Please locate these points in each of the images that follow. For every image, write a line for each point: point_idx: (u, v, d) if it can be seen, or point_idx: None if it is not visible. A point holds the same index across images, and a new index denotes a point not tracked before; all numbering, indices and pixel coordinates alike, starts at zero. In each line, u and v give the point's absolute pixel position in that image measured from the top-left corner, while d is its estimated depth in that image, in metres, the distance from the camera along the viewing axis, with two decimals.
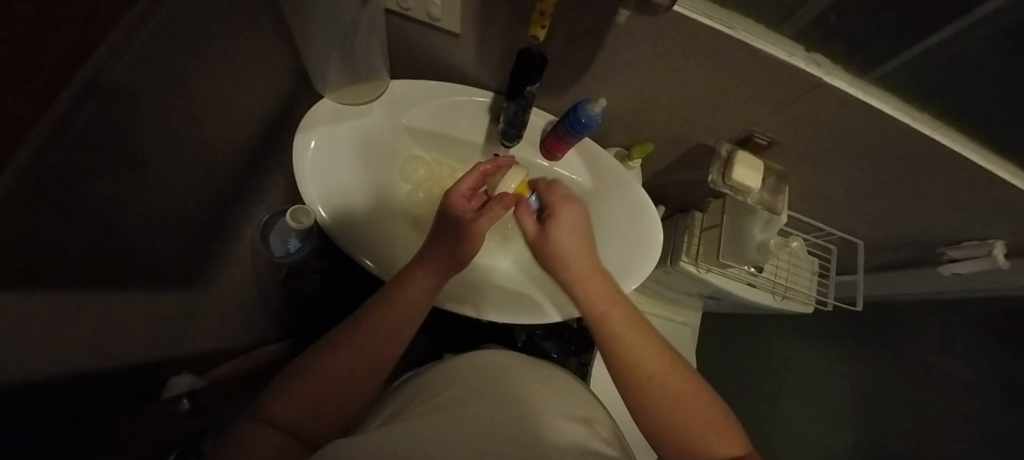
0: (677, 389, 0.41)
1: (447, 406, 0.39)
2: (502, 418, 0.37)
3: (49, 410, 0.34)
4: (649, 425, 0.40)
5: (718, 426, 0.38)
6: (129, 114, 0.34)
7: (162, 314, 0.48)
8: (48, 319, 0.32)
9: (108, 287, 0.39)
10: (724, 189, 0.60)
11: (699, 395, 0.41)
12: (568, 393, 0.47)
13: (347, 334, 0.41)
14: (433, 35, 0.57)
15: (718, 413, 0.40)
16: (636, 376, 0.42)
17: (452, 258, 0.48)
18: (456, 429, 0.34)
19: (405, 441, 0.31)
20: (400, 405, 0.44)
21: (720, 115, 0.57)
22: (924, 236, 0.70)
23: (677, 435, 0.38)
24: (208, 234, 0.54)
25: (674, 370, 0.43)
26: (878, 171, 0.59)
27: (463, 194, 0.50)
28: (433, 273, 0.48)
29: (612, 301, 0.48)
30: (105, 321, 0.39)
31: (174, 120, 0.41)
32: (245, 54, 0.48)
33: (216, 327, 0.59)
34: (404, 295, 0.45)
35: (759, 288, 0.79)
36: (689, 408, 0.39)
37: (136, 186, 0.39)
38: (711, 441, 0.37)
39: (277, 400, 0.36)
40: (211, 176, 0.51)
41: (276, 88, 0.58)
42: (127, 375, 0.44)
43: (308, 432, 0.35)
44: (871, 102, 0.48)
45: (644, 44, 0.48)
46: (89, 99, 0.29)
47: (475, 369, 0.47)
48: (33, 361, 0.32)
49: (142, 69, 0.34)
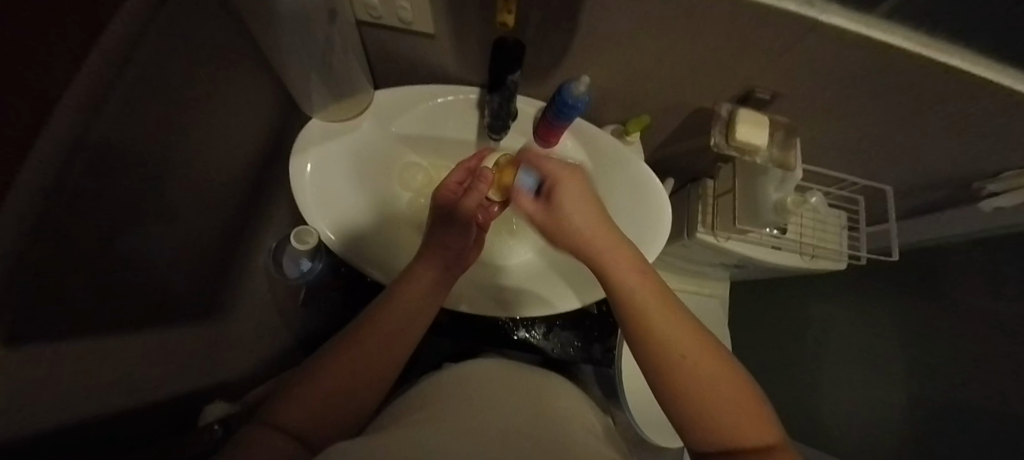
0: (707, 373, 0.37)
1: (449, 416, 0.38)
2: (505, 426, 0.36)
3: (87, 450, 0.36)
4: (679, 412, 0.37)
5: (750, 411, 0.36)
6: (117, 170, 0.35)
7: (189, 345, 0.51)
8: (82, 363, 0.35)
9: (128, 329, 0.41)
10: (730, 151, 0.55)
11: (732, 379, 0.38)
12: (558, 397, 0.48)
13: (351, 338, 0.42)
14: (410, 39, 0.57)
15: (750, 396, 0.37)
16: (664, 355, 0.39)
17: (447, 246, 0.49)
18: (480, 439, 0.33)
19: (414, 446, 0.30)
20: (400, 412, 0.44)
21: (713, 75, 0.54)
22: (957, 175, 0.65)
23: (707, 422, 0.36)
24: (222, 265, 0.57)
25: (705, 351, 0.39)
26: (894, 111, 0.55)
27: (451, 188, 0.53)
28: (435, 265, 0.49)
29: (632, 274, 0.44)
30: (129, 361, 0.41)
31: (168, 161, 0.42)
32: (228, 87, 0.50)
33: (240, 354, 0.62)
34: (404, 294, 0.46)
35: (783, 250, 0.76)
36: (721, 394, 0.36)
37: (135, 233, 0.39)
38: (741, 424, 0.35)
39: (283, 406, 0.36)
40: (215, 209, 0.53)
41: (266, 117, 0.60)
42: (162, 411, 0.47)
43: (308, 433, 0.35)
44: (874, 35, 0.43)
45: (620, 13, 0.46)
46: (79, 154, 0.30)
47: (478, 380, 0.47)
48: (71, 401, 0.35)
49: (127, 114, 0.35)
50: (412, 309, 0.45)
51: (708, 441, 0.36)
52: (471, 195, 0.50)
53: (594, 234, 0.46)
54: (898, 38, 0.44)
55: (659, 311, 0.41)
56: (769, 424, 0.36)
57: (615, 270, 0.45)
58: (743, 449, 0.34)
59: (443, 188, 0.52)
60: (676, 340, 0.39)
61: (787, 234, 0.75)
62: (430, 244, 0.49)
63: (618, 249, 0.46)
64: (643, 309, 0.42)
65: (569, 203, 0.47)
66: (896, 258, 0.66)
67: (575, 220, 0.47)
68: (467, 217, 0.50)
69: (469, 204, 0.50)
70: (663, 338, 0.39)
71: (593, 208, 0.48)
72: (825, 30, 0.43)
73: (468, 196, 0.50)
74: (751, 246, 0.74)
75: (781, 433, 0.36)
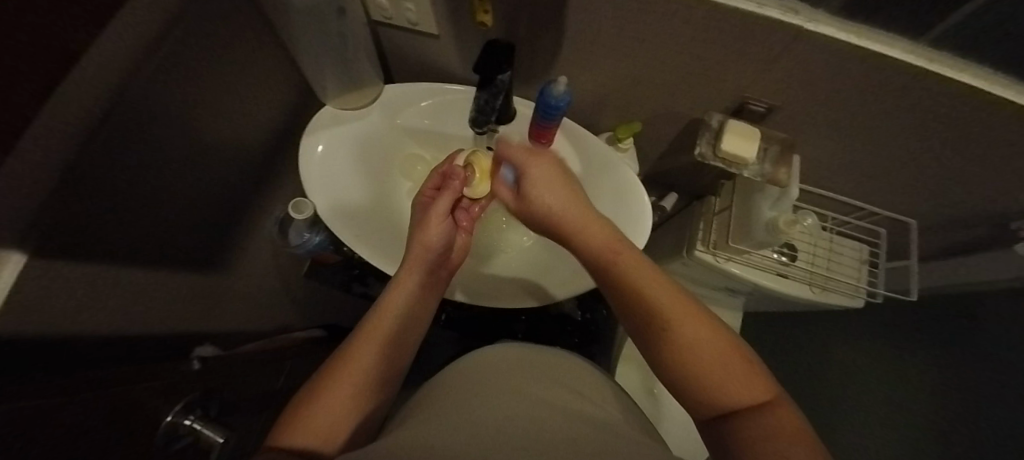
0: (692, 333, 0.36)
1: (440, 410, 0.38)
2: (493, 416, 0.35)
3: (82, 357, 0.42)
4: (676, 381, 0.37)
5: (739, 369, 0.34)
6: (141, 123, 0.43)
7: (184, 289, 0.58)
8: (85, 283, 0.43)
9: (129, 262, 0.48)
10: (714, 162, 0.56)
11: (720, 337, 0.36)
12: (572, 382, 0.48)
13: (343, 352, 0.43)
14: (416, 39, 0.62)
15: (739, 352, 0.36)
16: (651, 324, 0.38)
17: (430, 246, 0.49)
18: (451, 430, 0.32)
19: (396, 442, 0.30)
20: (415, 405, 0.45)
21: (704, 85, 0.54)
22: (991, 209, 0.59)
23: (702, 390, 0.35)
24: (224, 226, 0.64)
25: (689, 312, 0.37)
26: (906, 133, 0.51)
27: (427, 197, 0.54)
28: (420, 269, 0.49)
29: (610, 245, 0.43)
30: (127, 290, 0.48)
31: (185, 125, 0.50)
32: (250, 71, 0.57)
33: (236, 312, 0.69)
34: (389, 301, 0.46)
35: (792, 280, 0.68)
36: (705, 361, 0.35)
37: (147, 183, 0.47)
38: (732, 384, 0.34)
39: (289, 426, 0.37)
40: (224, 175, 0.61)
41: (286, 102, 0.68)
42: (163, 341, 0.54)
43: (321, 445, 0.36)
44: (868, 45, 0.41)
45: (603, 17, 0.48)
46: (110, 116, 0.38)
47: (478, 368, 0.48)
48: (79, 320, 0.43)
49: (155, 86, 0.43)
50: (413, 316, 0.48)
51: (704, 406, 0.35)
52: (438, 226, 0.50)
53: (571, 213, 0.46)
54: (896, 49, 0.42)
55: (640, 276, 0.40)
56: (764, 381, 0.34)
57: (593, 243, 0.44)
58: (736, 410, 0.33)
59: (422, 195, 0.55)
60: (659, 304, 0.38)
61: (796, 261, 0.69)
62: (413, 247, 0.49)
63: (594, 224, 0.45)
64: (624, 279, 0.41)
65: (538, 190, 0.47)
66: (914, 298, 0.62)
67: (547, 205, 0.46)
68: (435, 230, 0.49)
69: (443, 202, 0.51)
70: (644, 304, 0.39)
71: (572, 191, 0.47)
72: (813, 39, 0.42)
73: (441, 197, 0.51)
74: (756, 272, 0.68)
75: (778, 388, 0.34)
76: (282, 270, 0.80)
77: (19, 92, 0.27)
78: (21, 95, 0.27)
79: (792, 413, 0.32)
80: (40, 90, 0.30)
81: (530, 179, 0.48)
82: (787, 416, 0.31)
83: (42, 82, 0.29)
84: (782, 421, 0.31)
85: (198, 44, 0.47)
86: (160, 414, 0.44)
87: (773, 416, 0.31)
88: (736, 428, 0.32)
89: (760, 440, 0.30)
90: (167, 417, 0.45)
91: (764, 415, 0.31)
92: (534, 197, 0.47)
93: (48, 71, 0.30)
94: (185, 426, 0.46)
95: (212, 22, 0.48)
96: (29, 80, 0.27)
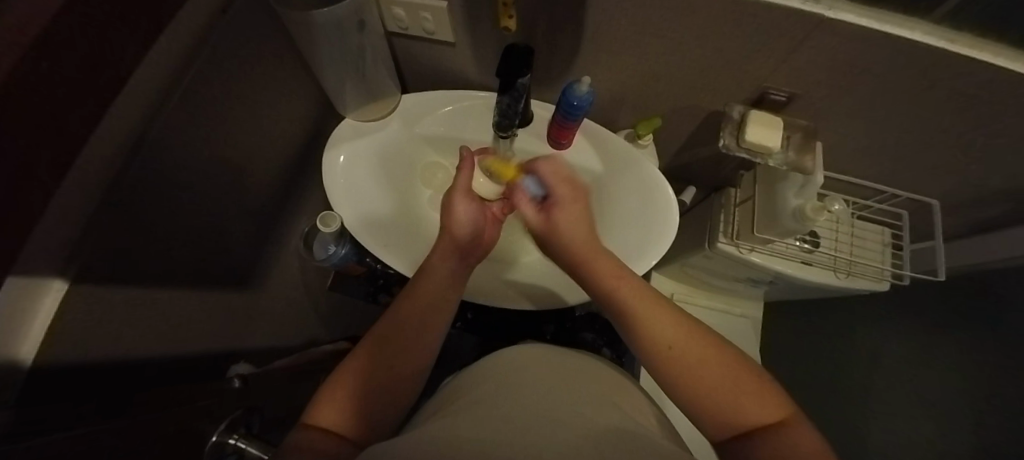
0: (699, 362, 0.37)
1: (473, 405, 0.39)
2: (529, 420, 0.35)
3: (126, 378, 0.43)
4: (686, 404, 0.37)
5: (749, 387, 0.35)
6: (170, 148, 0.43)
7: (215, 308, 0.59)
8: (127, 307, 0.43)
9: (168, 285, 0.49)
10: (740, 152, 0.56)
11: (728, 359, 0.37)
12: (600, 381, 0.48)
13: (379, 338, 0.43)
14: (434, 48, 0.63)
15: (749, 375, 0.36)
16: (652, 347, 0.38)
17: (458, 234, 0.49)
18: (488, 427, 0.33)
19: (437, 439, 0.31)
20: (439, 402, 0.46)
21: (724, 77, 0.54)
22: (1016, 186, 0.60)
23: (714, 407, 0.35)
24: (250, 243, 0.65)
25: (695, 339, 0.38)
26: (928, 116, 0.52)
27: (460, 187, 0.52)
28: (452, 253, 0.49)
29: (619, 277, 0.42)
30: (164, 311, 0.49)
31: (213, 145, 0.50)
32: (273, 88, 0.58)
33: (265, 329, 0.70)
34: (426, 287, 0.46)
35: (816, 266, 0.68)
36: (712, 377, 0.36)
37: (182, 207, 0.48)
38: (747, 405, 0.34)
39: (322, 408, 0.37)
40: (251, 193, 0.61)
41: (306, 117, 0.68)
42: (198, 361, 0.54)
43: (352, 431, 0.37)
44: (888, 30, 0.42)
45: (623, 16, 0.48)
46: (140, 149, 0.39)
47: (506, 365, 0.48)
48: (117, 344, 0.42)
49: (185, 113, 0.44)
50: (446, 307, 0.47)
51: (719, 427, 0.35)
52: (462, 205, 0.51)
53: (586, 246, 0.43)
54: (914, 32, 0.42)
55: (643, 303, 0.40)
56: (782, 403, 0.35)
57: (602, 278, 0.42)
58: (753, 431, 0.33)
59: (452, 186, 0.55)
60: (665, 334, 0.38)
61: (819, 248, 0.69)
62: (445, 235, 0.49)
63: (603, 256, 0.43)
64: (631, 312, 0.40)
65: (567, 222, 0.45)
66: (942, 279, 0.61)
67: (569, 236, 0.44)
68: (459, 219, 0.50)
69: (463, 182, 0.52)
70: (653, 335, 0.38)
71: (587, 223, 0.45)
72: (834, 26, 0.42)
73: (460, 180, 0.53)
74: (779, 260, 0.68)
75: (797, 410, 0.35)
76: (308, 284, 0.80)
77: (77, 126, 0.27)
78: (71, 125, 0.26)
79: (809, 436, 0.32)
80: (92, 117, 0.28)
81: (560, 212, 0.45)
82: (810, 438, 0.32)
83: (94, 110, 0.28)
84: (797, 444, 0.31)
85: (223, 66, 0.47)
86: (206, 434, 0.43)
87: (790, 436, 0.32)
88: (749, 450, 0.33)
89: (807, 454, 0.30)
90: (212, 438, 0.43)
91: (780, 437, 0.32)
92: (557, 228, 0.45)
93: (98, 98, 0.28)
94: (231, 445, 0.45)
95: (237, 41, 0.48)
96: (85, 111, 0.27)
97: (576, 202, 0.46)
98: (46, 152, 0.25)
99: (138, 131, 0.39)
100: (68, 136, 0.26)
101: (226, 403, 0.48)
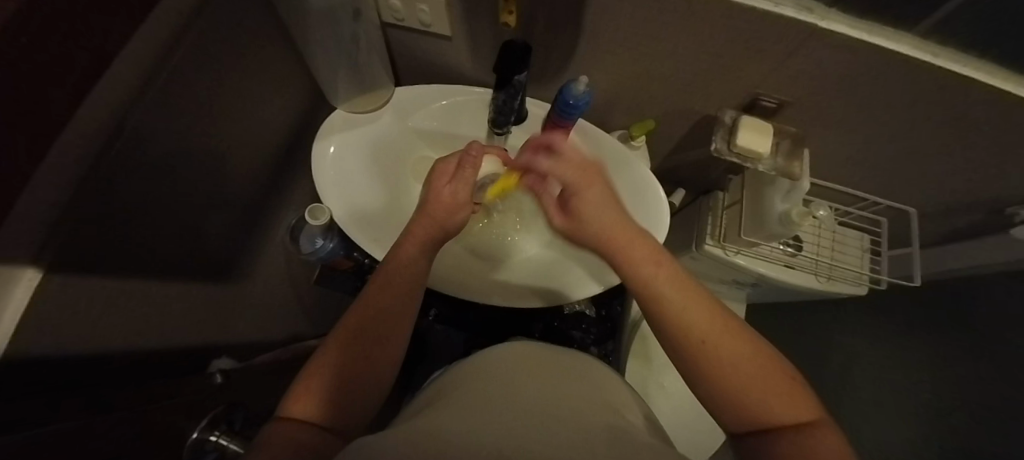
0: (733, 356, 0.37)
1: (470, 400, 0.39)
2: (526, 419, 0.34)
3: (96, 375, 0.40)
4: (710, 396, 0.37)
5: (782, 389, 0.35)
6: (150, 134, 0.41)
7: (196, 300, 0.57)
8: (102, 301, 0.42)
9: (145, 274, 0.47)
10: (730, 157, 0.57)
11: (759, 352, 0.37)
12: (588, 378, 0.48)
13: (357, 326, 0.41)
14: (429, 41, 0.62)
15: (780, 373, 0.36)
16: (685, 340, 0.38)
17: (436, 217, 0.46)
18: (496, 426, 0.32)
19: (431, 436, 0.30)
20: (424, 399, 0.45)
21: (717, 83, 0.55)
22: (988, 195, 0.62)
23: (742, 405, 0.35)
24: (233, 234, 0.63)
25: (730, 331, 0.38)
26: (909, 127, 0.54)
27: (449, 166, 0.49)
28: (423, 236, 0.45)
29: (655, 263, 0.42)
30: (139, 303, 0.46)
31: (198, 132, 0.48)
32: (262, 75, 0.56)
33: (249, 323, 0.69)
34: (395, 272, 0.44)
35: (798, 270, 0.70)
36: (745, 376, 0.36)
37: (163, 196, 0.46)
38: (775, 403, 0.35)
39: (297, 397, 0.37)
40: (235, 182, 0.60)
41: (295, 106, 0.67)
42: (175, 357, 0.52)
43: (329, 420, 0.37)
44: (878, 42, 0.43)
45: (623, 17, 0.48)
46: (118, 136, 0.37)
47: (504, 360, 0.48)
48: (90, 339, 0.40)
49: (167, 99, 0.42)
50: (413, 290, 0.45)
51: (742, 422, 0.36)
52: (447, 183, 0.47)
53: (614, 229, 0.43)
54: (902, 46, 0.43)
55: (682, 299, 0.39)
56: (809, 401, 0.35)
57: (633, 265, 0.42)
58: (777, 427, 0.34)
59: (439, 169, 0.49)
60: (699, 326, 0.38)
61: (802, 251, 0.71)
62: (421, 216, 0.46)
63: (639, 243, 0.43)
64: (666, 302, 0.39)
65: (590, 208, 0.44)
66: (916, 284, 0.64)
67: (597, 221, 0.44)
68: (459, 204, 0.47)
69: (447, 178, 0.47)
70: (686, 324, 0.38)
71: (615, 209, 0.44)
72: (826, 36, 0.43)
73: (448, 181, 0.47)
74: (764, 263, 0.70)
75: (823, 412, 0.35)
76: (294, 277, 0.79)
77: (58, 101, 0.26)
78: (54, 100, 0.25)
79: (835, 436, 0.32)
80: (73, 97, 0.27)
81: (582, 201, 0.44)
82: (834, 440, 0.32)
83: (77, 85, 0.27)
84: (826, 442, 0.31)
85: (209, 49, 0.45)
86: (187, 432, 0.42)
87: (817, 436, 0.32)
88: (771, 446, 0.33)
89: (794, 453, 0.31)
90: (194, 434, 0.42)
91: (804, 434, 0.32)
92: (581, 216, 0.44)
93: (83, 74, 0.27)
94: (213, 442, 0.44)
95: (226, 24, 0.47)
96: (66, 85, 0.26)
97: (592, 187, 0.45)
98: (26, 130, 0.24)
99: (117, 117, 0.37)
100: (48, 111, 0.25)
101: (206, 399, 0.47)
